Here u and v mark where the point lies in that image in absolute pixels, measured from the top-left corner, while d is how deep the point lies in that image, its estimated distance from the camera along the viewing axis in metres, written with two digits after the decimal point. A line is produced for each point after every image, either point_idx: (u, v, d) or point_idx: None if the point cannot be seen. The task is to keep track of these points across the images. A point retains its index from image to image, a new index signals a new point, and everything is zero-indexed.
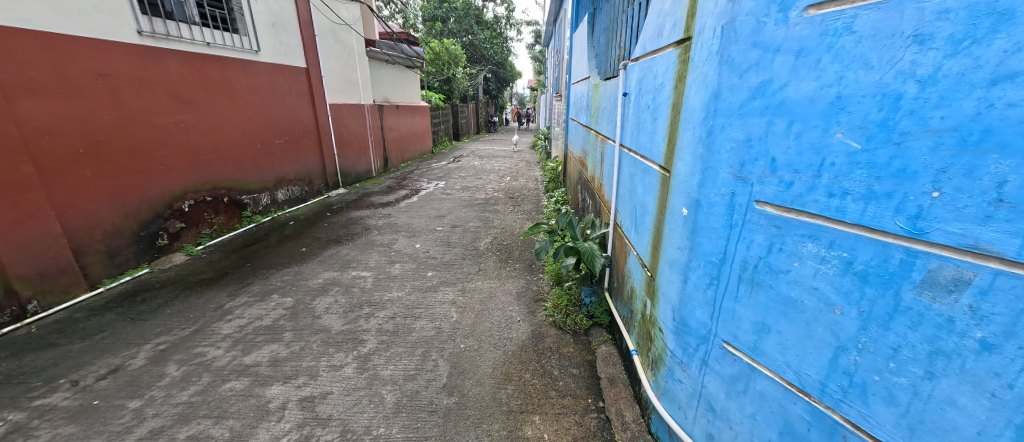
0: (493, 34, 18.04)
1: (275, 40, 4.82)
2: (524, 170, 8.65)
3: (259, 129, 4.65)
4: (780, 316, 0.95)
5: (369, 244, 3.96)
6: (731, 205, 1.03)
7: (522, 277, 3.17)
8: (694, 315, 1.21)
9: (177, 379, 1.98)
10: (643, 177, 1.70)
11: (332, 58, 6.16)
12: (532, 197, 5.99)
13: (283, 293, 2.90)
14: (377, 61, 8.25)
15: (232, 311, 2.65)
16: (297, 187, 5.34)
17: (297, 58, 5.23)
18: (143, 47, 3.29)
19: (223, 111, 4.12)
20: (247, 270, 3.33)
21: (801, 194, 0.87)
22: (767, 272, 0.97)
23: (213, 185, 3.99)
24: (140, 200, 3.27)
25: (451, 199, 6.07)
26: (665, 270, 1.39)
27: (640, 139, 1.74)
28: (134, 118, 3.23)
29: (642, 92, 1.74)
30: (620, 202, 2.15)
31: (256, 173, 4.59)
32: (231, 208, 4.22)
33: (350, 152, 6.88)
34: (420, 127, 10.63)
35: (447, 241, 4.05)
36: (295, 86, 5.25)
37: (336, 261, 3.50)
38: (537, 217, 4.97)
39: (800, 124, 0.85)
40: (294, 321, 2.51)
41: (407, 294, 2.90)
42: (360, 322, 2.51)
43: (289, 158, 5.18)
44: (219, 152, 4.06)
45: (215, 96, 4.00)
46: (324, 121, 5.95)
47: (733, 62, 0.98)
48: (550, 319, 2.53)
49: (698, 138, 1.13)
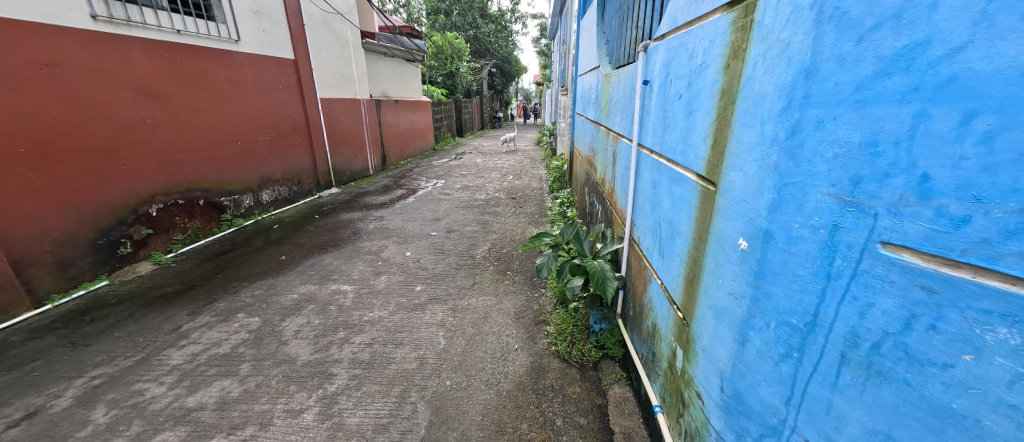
0: (498, 27, 17.60)
1: (258, 29, 4.48)
2: (528, 168, 8.27)
3: (242, 126, 4.31)
4: (924, 432, 0.58)
5: (355, 252, 3.62)
6: (831, 243, 0.67)
7: (521, 294, 2.81)
8: (758, 393, 0.85)
9: (102, 429, 1.65)
10: (671, 188, 1.33)
11: (324, 50, 5.82)
12: (535, 198, 5.62)
13: (250, 312, 2.56)
14: (375, 54, 7.89)
15: (187, 334, 2.31)
16: (285, 187, 5.01)
17: (284, 49, 4.89)
18: (100, 34, 2.95)
19: (198, 105, 3.77)
20: (217, 282, 2.99)
21: (986, 242, 0.50)
22: (899, 358, 0.60)
23: (188, 187, 3.65)
24: (99, 204, 2.94)
25: (449, 200, 5.72)
26: (707, 318, 1.02)
27: (667, 139, 1.38)
28: (91, 114, 2.89)
29: (670, 78, 1.37)
30: (637, 215, 1.78)
31: (238, 173, 4.25)
32: (208, 210, 3.87)
33: (345, 150, 6.54)
34: (421, 123, 10.27)
35: (440, 249, 3.69)
36: (282, 79, 4.91)
37: (316, 272, 3.16)
38: (540, 220, 4.59)
39: (990, 117, 0.49)
40: (255, 349, 2.17)
41: (389, 314, 2.55)
42: (332, 350, 2.16)
43: (276, 156, 4.85)
44: (195, 151, 3.72)
45: (187, 89, 3.66)
46: (315, 117, 5.61)
47: (846, 19, 0.62)
48: (553, 348, 2.17)
49: (772, 139, 0.77)
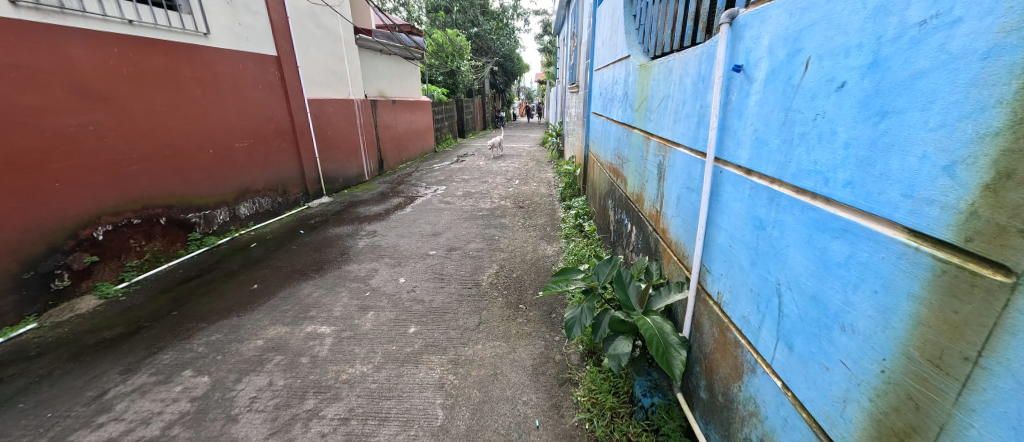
0: (500, 25, 17.06)
1: (233, 21, 3.96)
2: (534, 172, 7.74)
3: (216, 132, 3.80)
4: None
5: (340, 278, 3.09)
6: None
7: (539, 338, 2.27)
8: None
9: None
10: (816, 239, 0.80)
11: (311, 46, 5.31)
12: (546, 207, 5.08)
13: (200, 367, 2.04)
14: (370, 52, 7.38)
15: (111, 405, 1.79)
16: (267, 198, 4.49)
17: (264, 44, 4.38)
18: (26, 24, 2.44)
19: (159, 109, 3.26)
20: (170, 322, 2.47)
21: None
22: None
23: (144, 203, 3.13)
24: (24, 230, 2.43)
25: (450, 210, 5.18)
26: None
27: (804, 157, 0.84)
28: (12, 120, 2.38)
29: (809, 58, 0.84)
30: (718, 261, 1.24)
31: (209, 185, 3.72)
32: (172, 229, 3.36)
33: (336, 154, 6.02)
34: (421, 124, 9.75)
35: (440, 274, 3.16)
36: (262, 77, 4.40)
37: (291, 308, 2.63)
38: (552, 235, 4.06)
39: None
40: (193, 429, 1.65)
41: (374, 371, 2.02)
42: (294, 432, 1.63)
43: (256, 164, 4.33)
44: (153, 161, 3.20)
45: (145, 90, 3.15)
46: (302, 120, 5.09)
47: None
48: (587, 426, 1.64)
49: None
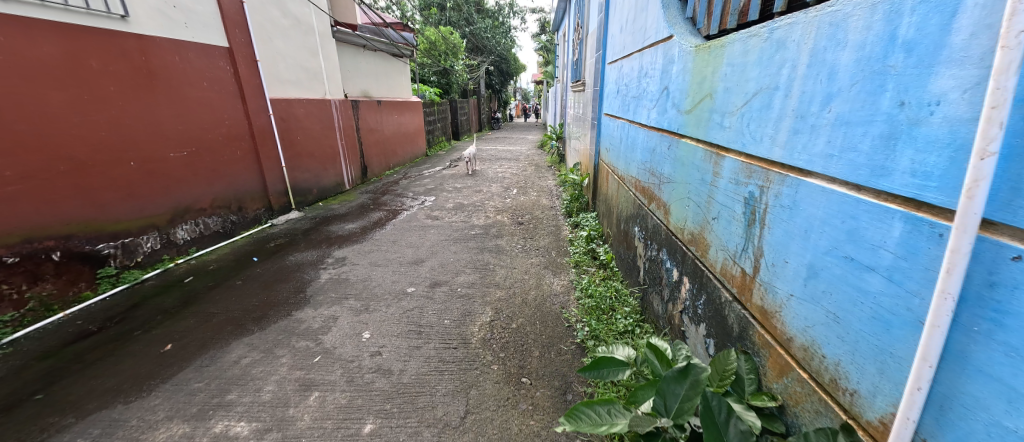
0: (495, 23, 16.42)
1: (166, 3, 3.24)
2: (534, 179, 7.03)
3: (143, 141, 3.07)
4: None
5: (286, 332, 2.35)
6: None
7: None
8: None
9: None
10: None
11: (276, 37, 4.59)
12: (549, 224, 4.37)
13: None
14: (352, 47, 6.65)
15: None
16: (217, 218, 3.76)
17: (210, 33, 3.67)
18: None
19: (49, 112, 2.53)
20: (26, 415, 1.75)
21: None
22: None
23: (26, 235, 2.42)
24: None
25: (438, 227, 4.45)
26: None
27: None
28: None
29: None
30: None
31: (133, 205, 3.00)
32: (74, 265, 2.64)
33: (310, 162, 5.28)
34: (411, 127, 9.02)
35: (417, 325, 2.42)
36: (208, 72, 3.67)
37: (204, 388, 1.91)
38: (560, 263, 3.34)
39: None
40: None
41: None
42: None
43: (201, 178, 3.60)
44: (41, 179, 2.48)
45: (24, 87, 2.41)
46: (262, 122, 4.35)
47: None
48: None
49: None
